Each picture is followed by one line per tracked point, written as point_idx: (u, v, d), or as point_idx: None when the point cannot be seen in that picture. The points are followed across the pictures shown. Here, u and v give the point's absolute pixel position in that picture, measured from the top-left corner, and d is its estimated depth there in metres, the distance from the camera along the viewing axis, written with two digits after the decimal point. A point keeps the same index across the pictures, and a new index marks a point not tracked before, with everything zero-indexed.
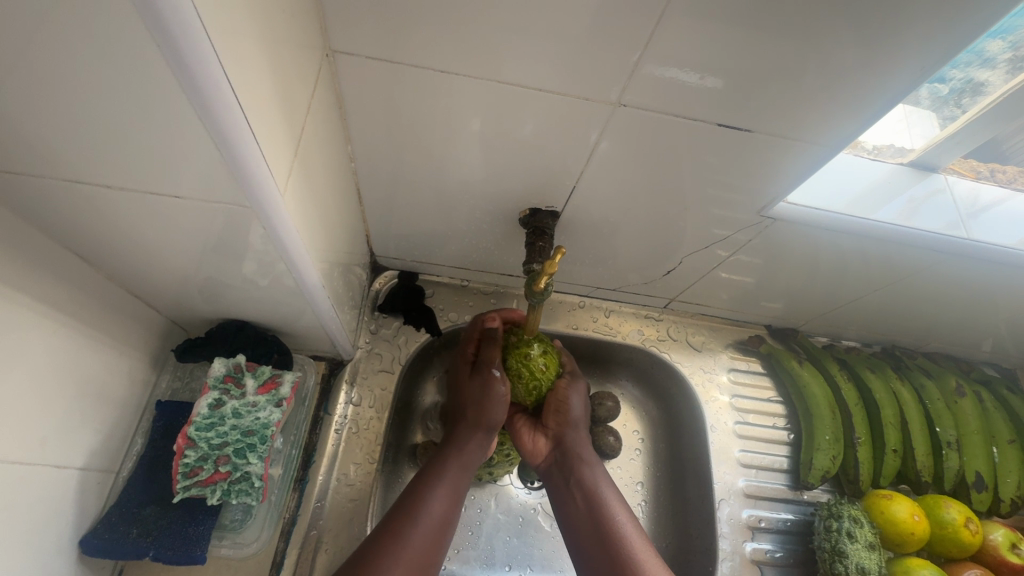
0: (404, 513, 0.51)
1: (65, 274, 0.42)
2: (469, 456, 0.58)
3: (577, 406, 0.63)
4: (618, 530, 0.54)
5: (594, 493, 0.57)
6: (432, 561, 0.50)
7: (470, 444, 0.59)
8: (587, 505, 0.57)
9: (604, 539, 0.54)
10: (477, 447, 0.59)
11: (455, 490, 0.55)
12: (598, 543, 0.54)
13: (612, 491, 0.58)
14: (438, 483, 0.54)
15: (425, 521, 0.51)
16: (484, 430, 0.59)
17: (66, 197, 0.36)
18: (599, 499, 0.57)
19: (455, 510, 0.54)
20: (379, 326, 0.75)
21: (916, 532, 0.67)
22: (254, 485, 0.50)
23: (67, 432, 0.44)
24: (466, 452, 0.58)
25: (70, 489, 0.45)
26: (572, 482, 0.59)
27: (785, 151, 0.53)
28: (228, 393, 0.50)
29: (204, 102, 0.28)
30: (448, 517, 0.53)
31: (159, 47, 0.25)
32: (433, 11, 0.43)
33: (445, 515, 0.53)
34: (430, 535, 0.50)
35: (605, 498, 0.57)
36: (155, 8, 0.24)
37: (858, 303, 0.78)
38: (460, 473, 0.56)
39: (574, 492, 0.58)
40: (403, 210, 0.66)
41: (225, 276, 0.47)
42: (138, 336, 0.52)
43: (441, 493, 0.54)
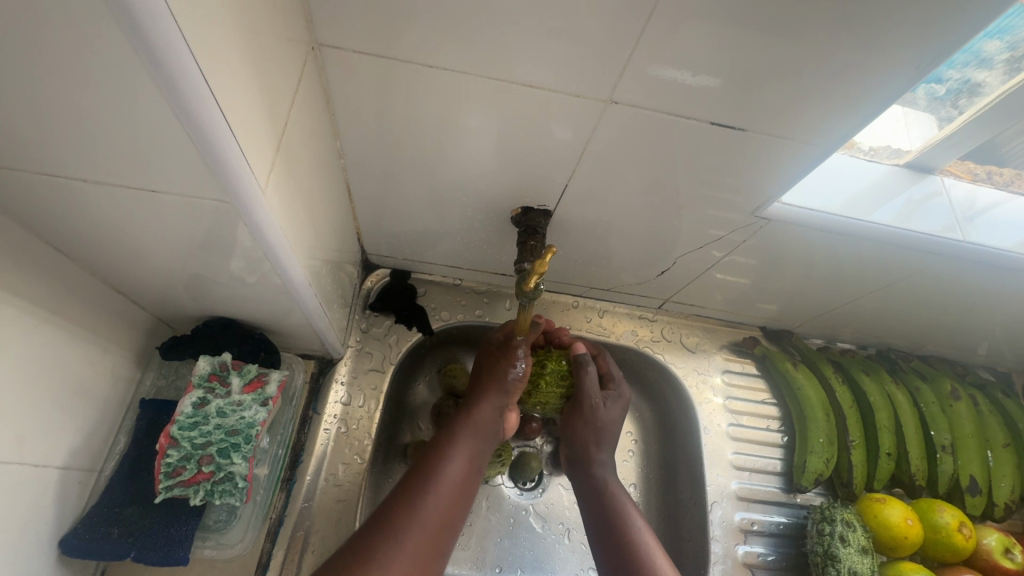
0: (421, 476, 0.50)
1: (44, 270, 0.41)
2: (485, 425, 0.57)
3: (599, 424, 0.62)
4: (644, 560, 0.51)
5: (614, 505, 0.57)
6: (450, 522, 0.48)
7: (483, 410, 0.58)
8: (614, 531, 0.54)
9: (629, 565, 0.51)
10: (492, 416, 0.58)
11: (472, 455, 0.54)
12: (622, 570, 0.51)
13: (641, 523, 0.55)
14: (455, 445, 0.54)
15: (443, 486, 0.50)
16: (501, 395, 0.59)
17: (42, 190, 0.35)
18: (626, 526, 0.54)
19: (472, 478, 0.53)
20: (371, 325, 0.74)
21: (909, 537, 0.67)
22: (238, 486, 0.50)
23: (46, 431, 0.43)
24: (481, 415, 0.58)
25: (50, 489, 0.44)
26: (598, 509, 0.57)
27: (780, 152, 0.53)
28: (212, 392, 0.49)
29: (178, 96, 0.28)
30: (466, 483, 0.52)
31: (129, 40, 0.25)
32: (422, 5, 0.42)
33: (461, 479, 0.52)
34: (449, 496, 0.49)
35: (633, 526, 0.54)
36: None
37: (853, 305, 0.77)
38: (477, 437, 0.56)
39: (599, 518, 0.56)
40: (394, 207, 0.65)
41: (209, 273, 0.47)
42: (122, 333, 0.51)
43: (458, 458, 0.53)
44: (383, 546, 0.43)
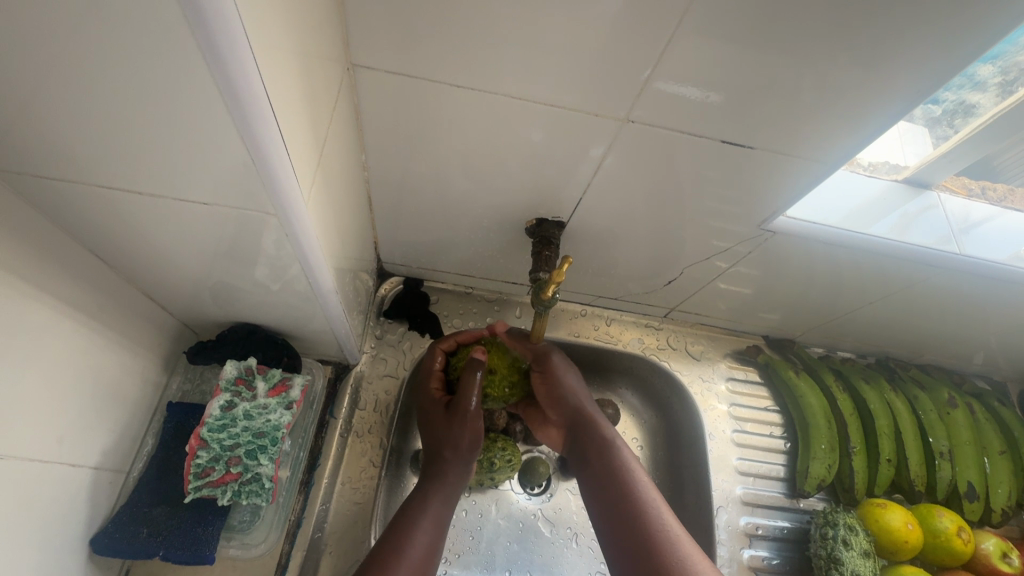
0: (391, 538, 0.50)
1: (87, 274, 0.43)
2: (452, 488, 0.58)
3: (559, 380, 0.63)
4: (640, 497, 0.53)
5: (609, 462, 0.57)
6: None
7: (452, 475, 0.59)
8: (606, 477, 0.56)
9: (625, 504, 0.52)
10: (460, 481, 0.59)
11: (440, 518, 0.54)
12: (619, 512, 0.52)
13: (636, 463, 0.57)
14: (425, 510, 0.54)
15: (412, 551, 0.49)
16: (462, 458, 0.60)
17: (94, 199, 0.37)
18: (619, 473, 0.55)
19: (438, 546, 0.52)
20: (384, 331, 0.76)
21: (909, 540, 0.68)
22: (264, 487, 0.51)
23: (82, 430, 0.45)
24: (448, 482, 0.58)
25: (83, 487, 0.45)
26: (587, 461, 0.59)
27: (786, 169, 0.55)
28: (239, 396, 0.51)
29: (240, 109, 0.30)
30: (432, 549, 0.51)
31: (207, 63, 0.27)
32: (451, 28, 0.44)
33: (430, 546, 0.51)
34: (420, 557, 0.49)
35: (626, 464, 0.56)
36: (205, 22, 0.25)
37: (853, 315, 0.80)
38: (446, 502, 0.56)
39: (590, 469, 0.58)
40: (411, 217, 0.67)
41: (237, 280, 0.48)
42: (152, 338, 0.53)
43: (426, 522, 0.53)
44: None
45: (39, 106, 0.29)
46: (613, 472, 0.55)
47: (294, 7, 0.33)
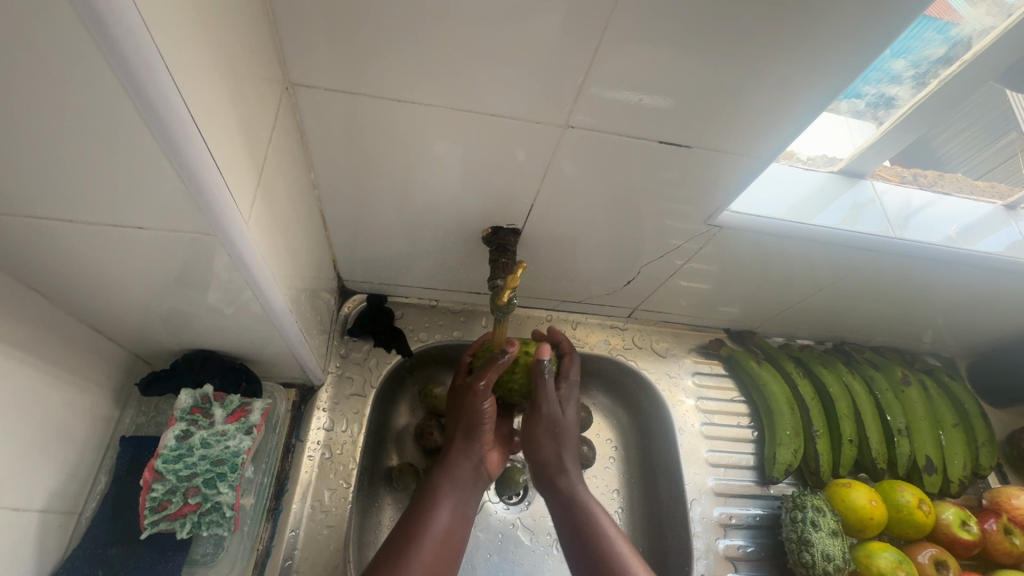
0: (404, 535, 0.54)
1: (25, 309, 0.41)
2: (464, 475, 0.61)
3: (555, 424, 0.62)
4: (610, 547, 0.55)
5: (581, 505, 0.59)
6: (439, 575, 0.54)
7: (461, 461, 0.62)
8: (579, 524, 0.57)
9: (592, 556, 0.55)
10: (469, 471, 0.62)
11: (455, 509, 0.58)
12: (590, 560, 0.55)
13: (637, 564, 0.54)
14: (439, 502, 0.58)
15: (426, 542, 0.54)
16: (468, 437, 0.62)
17: (24, 230, 0.36)
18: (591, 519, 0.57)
19: (460, 530, 0.58)
20: (349, 350, 0.75)
21: (875, 517, 0.70)
22: (226, 515, 0.49)
23: (28, 474, 0.43)
24: (457, 467, 0.62)
25: (30, 533, 0.43)
26: (574, 537, 0.57)
27: (724, 164, 0.57)
28: (195, 424, 0.49)
29: (159, 126, 0.29)
30: (451, 537, 0.56)
31: (124, 86, 0.27)
32: (388, 45, 0.45)
33: (445, 533, 0.56)
34: (431, 549, 0.54)
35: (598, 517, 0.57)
36: (114, 39, 0.25)
37: (807, 302, 0.83)
38: (455, 490, 0.60)
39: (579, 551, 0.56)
40: (368, 233, 0.67)
41: (188, 305, 0.48)
42: (99, 371, 0.51)
43: (443, 511, 0.58)
44: None
45: None
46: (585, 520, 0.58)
47: (218, 29, 0.33)
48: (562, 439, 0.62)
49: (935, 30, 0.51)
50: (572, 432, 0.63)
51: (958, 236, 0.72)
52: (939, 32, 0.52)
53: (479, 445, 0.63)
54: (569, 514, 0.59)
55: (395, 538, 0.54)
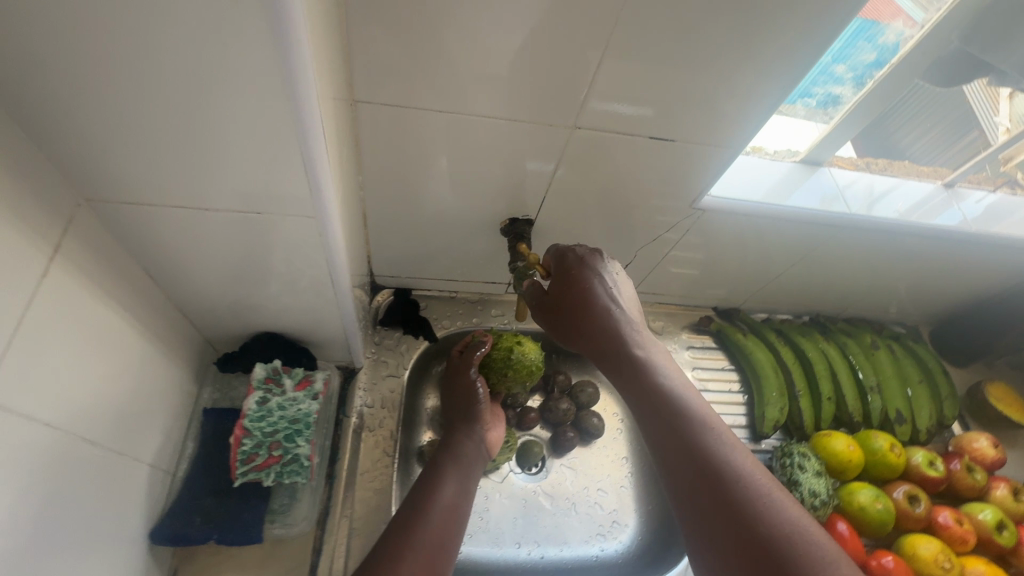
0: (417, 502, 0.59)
1: (142, 289, 0.50)
2: (466, 455, 0.69)
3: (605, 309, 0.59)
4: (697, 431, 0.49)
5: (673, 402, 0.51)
6: (454, 536, 0.57)
7: (465, 444, 0.71)
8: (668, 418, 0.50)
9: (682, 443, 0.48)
10: (473, 449, 0.71)
11: (460, 483, 0.64)
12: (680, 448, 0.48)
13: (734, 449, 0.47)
14: (444, 477, 0.64)
15: (437, 507, 0.59)
16: (469, 422, 0.73)
17: (154, 221, 0.45)
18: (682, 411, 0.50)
19: (464, 503, 0.63)
20: (382, 337, 0.84)
21: (853, 460, 0.80)
22: (304, 465, 0.57)
23: (140, 431, 0.51)
24: (459, 447, 0.70)
25: (142, 482, 0.51)
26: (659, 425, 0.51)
27: (704, 154, 0.68)
28: (271, 392, 0.58)
29: (305, 135, 0.38)
30: (455, 506, 0.60)
31: (288, 100, 0.36)
32: (430, 64, 0.55)
33: (453, 501, 0.61)
34: (443, 509, 0.58)
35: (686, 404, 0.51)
36: (292, 76, 0.34)
37: (783, 278, 0.94)
38: (459, 468, 0.66)
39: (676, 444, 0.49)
40: (400, 230, 0.77)
41: (265, 288, 0.56)
42: (186, 350, 0.59)
43: (449, 484, 0.63)
44: (401, 544, 0.52)
45: (131, 144, 0.38)
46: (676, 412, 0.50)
47: (327, 57, 0.42)
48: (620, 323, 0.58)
49: (866, 39, 0.63)
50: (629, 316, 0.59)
51: (904, 212, 0.82)
52: (869, 41, 0.63)
53: (478, 428, 0.73)
54: (655, 406, 0.52)
55: (408, 506, 0.58)
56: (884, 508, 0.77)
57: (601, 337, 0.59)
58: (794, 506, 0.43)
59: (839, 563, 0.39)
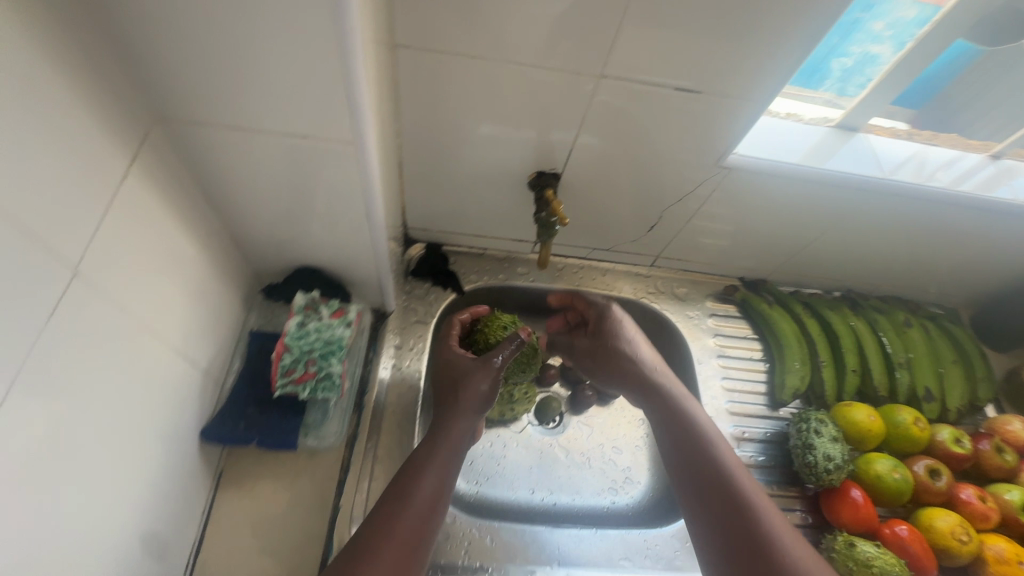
0: (393, 496, 0.54)
1: (202, 211, 0.56)
2: (458, 437, 0.59)
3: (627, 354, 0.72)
4: (717, 461, 0.60)
5: (695, 428, 0.63)
6: (425, 539, 0.53)
7: (462, 422, 0.60)
8: (685, 441, 0.62)
9: (700, 465, 0.60)
10: (469, 429, 0.61)
11: (445, 473, 0.57)
12: (695, 466, 0.60)
13: (742, 472, 0.59)
14: (429, 466, 0.56)
15: (414, 504, 0.53)
16: (476, 403, 0.62)
17: (212, 145, 0.50)
18: (703, 438, 0.62)
19: (447, 496, 0.56)
20: (413, 287, 0.89)
21: (874, 430, 0.80)
22: (336, 382, 0.62)
23: (194, 339, 0.57)
24: (457, 427, 0.60)
25: (195, 385, 0.57)
26: (678, 448, 0.63)
27: (734, 108, 0.68)
28: (309, 317, 0.64)
29: (347, 61, 0.42)
30: (436, 502, 0.55)
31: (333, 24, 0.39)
32: (465, 8, 0.58)
33: (433, 497, 0.55)
34: (418, 512, 0.53)
35: (705, 433, 0.63)
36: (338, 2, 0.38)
37: (813, 248, 0.92)
38: (450, 452, 0.58)
39: (691, 465, 0.61)
40: (433, 180, 0.81)
41: (307, 221, 0.61)
42: (236, 274, 0.65)
43: (432, 474, 0.56)
44: (367, 552, 0.49)
45: (194, 64, 0.42)
46: (695, 439, 0.62)
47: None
48: (637, 363, 0.71)
49: None
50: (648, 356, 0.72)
51: (943, 179, 0.80)
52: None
53: (482, 409, 0.63)
54: (676, 430, 0.64)
55: (385, 500, 0.54)
56: (902, 478, 0.76)
57: (630, 380, 0.71)
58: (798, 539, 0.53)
59: (812, 565, 0.50)
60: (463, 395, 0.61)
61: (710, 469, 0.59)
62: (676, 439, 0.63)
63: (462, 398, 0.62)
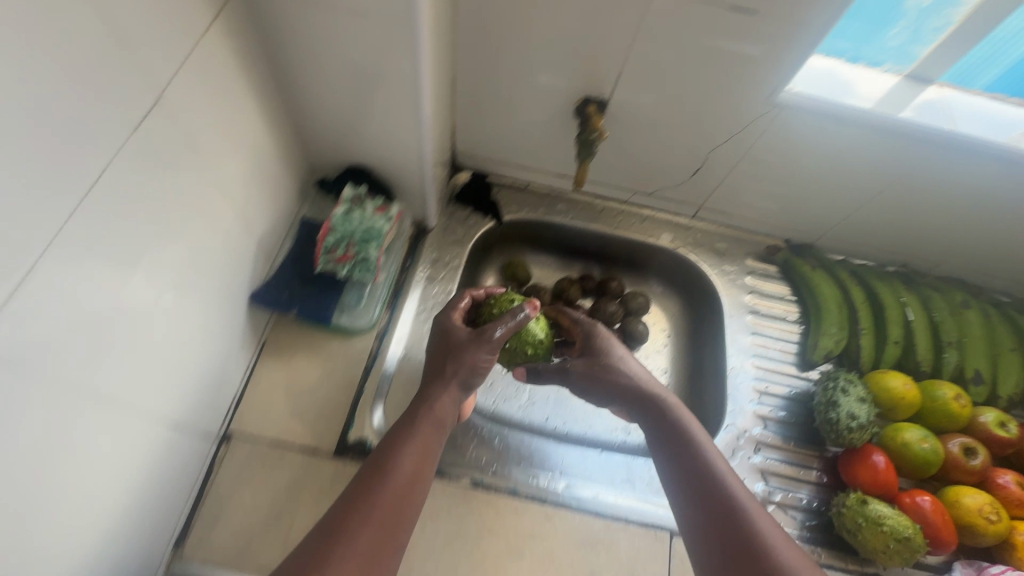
0: (373, 467, 0.52)
1: (268, 89, 0.62)
2: (437, 415, 0.59)
3: (620, 368, 0.68)
4: (713, 473, 0.56)
5: (692, 444, 0.59)
6: (406, 513, 0.51)
7: (444, 402, 0.60)
8: (680, 452, 0.59)
9: (694, 477, 0.56)
10: (452, 407, 0.60)
11: (427, 447, 0.56)
12: (692, 478, 0.57)
13: (738, 485, 0.55)
14: (410, 438, 0.55)
15: (396, 475, 0.52)
16: (461, 387, 0.61)
17: (283, 16, 0.55)
18: (697, 451, 0.58)
19: (427, 472, 0.55)
20: (455, 211, 0.92)
21: (908, 399, 0.76)
22: (371, 268, 0.69)
23: (252, 206, 0.63)
24: (438, 405, 0.59)
25: (248, 249, 0.64)
26: (673, 461, 0.59)
27: (791, 35, 0.66)
28: (354, 207, 0.69)
29: None
30: (417, 475, 0.53)
31: None
32: None
33: (414, 470, 0.53)
34: (399, 483, 0.51)
35: (701, 446, 0.59)
36: None
37: (870, 213, 0.88)
38: (433, 431, 0.57)
39: (687, 478, 0.57)
40: (483, 102, 0.84)
41: (360, 112, 0.66)
42: (294, 163, 0.71)
43: (413, 448, 0.55)
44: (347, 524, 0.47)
45: None
46: (690, 452, 0.58)
47: None
48: (625, 373, 0.67)
49: None
50: (636, 370, 0.68)
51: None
52: None
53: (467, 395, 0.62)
54: (670, 444, 0.60)
55: (365, 472, 0.52)
56: (930, 449, 0.73)
57: (624, 394, 0.66)
58: (790, 545, 0.50)
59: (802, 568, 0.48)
60: (454, 368, 0.61)
61: (704, 481, 0.56)
62: (670, 449, 0.60)
63: (447, 381, 0.61)
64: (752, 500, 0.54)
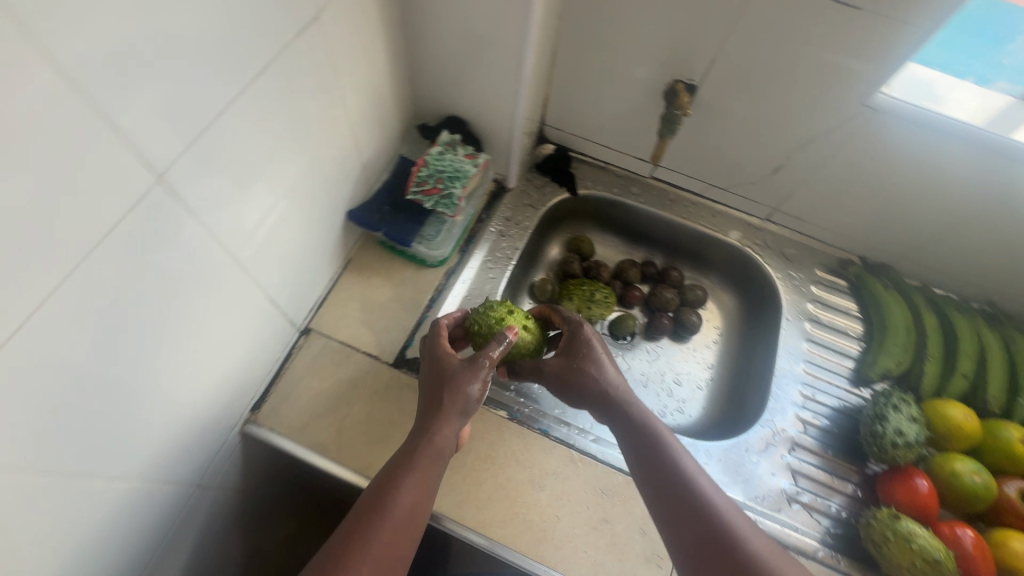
0: (368, 508, 0.51)
1: (392, 33, 0.70)
2: (438, 447, 0.56)
3: (601, 375, 0.65)
4: (695, 488, 0.55)
5: (671, 461, 0.57)
6: (405, 546, 0.51)
7: (443, 434, 0.57)
8: (657, 464, 0.57)
9: (673, 494, 0.55)
10: (451, 440, 0.57)
11: (427, 482, 0.54)
12: (672, 496, 0.55)
13: (720, 499, 0.54)
14: (406, 474, 0.53)
15: (393, 510, 0.51)
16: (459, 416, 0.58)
17: None
18: (677, 465, 0.56)
19: (427, 500, 0.54)
20: (534, 177, 0.98)
21: (967, 430, 0.73)
22: (453, 204, 0.77)
23: (362, 134, 0.72)
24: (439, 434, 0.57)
25: (352, 171, 0.73)
26: (652, 477, 0.57)
27: (896, 36, 0.65)
28: (448, 150, 0.78)
29: None
30: (418, 508, 0.53)
31: None
32: None
33: (414, 504, 0.52)
34: (398, 521, 0.51)
35: (677, 457, 0.57)
36: None
37: (958, 239, 0.84)
38: (432, 463, 0.55)
39: (669, 499, 0.55)
40: (577, 77, 0.89)
41: (465, 64, 0.73)
42: (401, 105, 0.80)
43: (411, 483, 0.53)
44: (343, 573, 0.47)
45: None
46: (668, 467, 0.56)
47: None
48: (605, 375, 0.65)
49: None
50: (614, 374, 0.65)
51: None
52: None
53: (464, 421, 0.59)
54: (647, 462, 0.58)
55: (356, 516, 0.51)
56: (982, 483, 0.69)
57: (599, 396, 0.64)
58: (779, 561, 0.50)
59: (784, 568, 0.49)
60: (451, 399, 0.58)
61: (682, 498, 0.54)
62: (648, 464, 0.58)
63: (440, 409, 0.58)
64: (742, 521, 0.53)
